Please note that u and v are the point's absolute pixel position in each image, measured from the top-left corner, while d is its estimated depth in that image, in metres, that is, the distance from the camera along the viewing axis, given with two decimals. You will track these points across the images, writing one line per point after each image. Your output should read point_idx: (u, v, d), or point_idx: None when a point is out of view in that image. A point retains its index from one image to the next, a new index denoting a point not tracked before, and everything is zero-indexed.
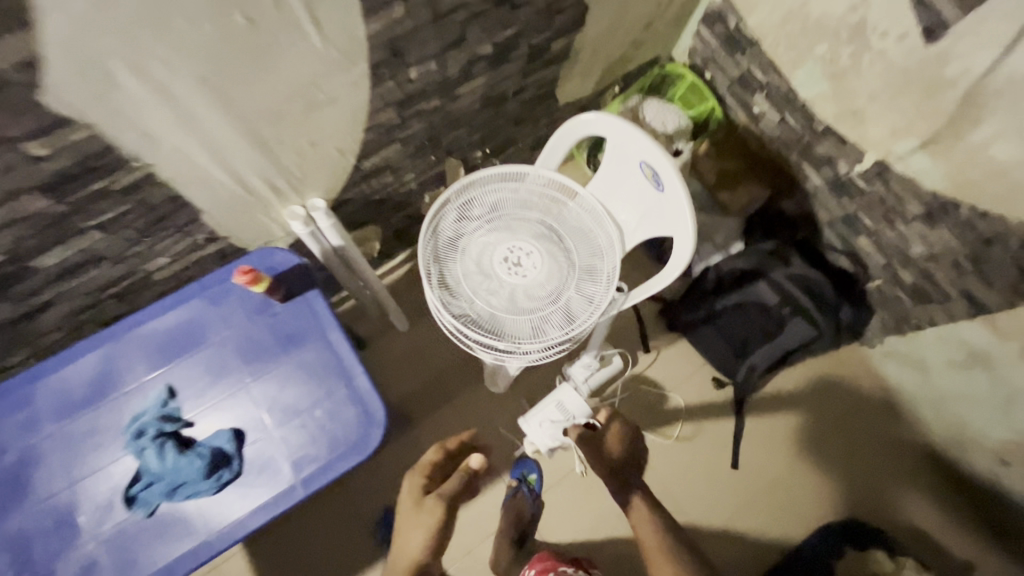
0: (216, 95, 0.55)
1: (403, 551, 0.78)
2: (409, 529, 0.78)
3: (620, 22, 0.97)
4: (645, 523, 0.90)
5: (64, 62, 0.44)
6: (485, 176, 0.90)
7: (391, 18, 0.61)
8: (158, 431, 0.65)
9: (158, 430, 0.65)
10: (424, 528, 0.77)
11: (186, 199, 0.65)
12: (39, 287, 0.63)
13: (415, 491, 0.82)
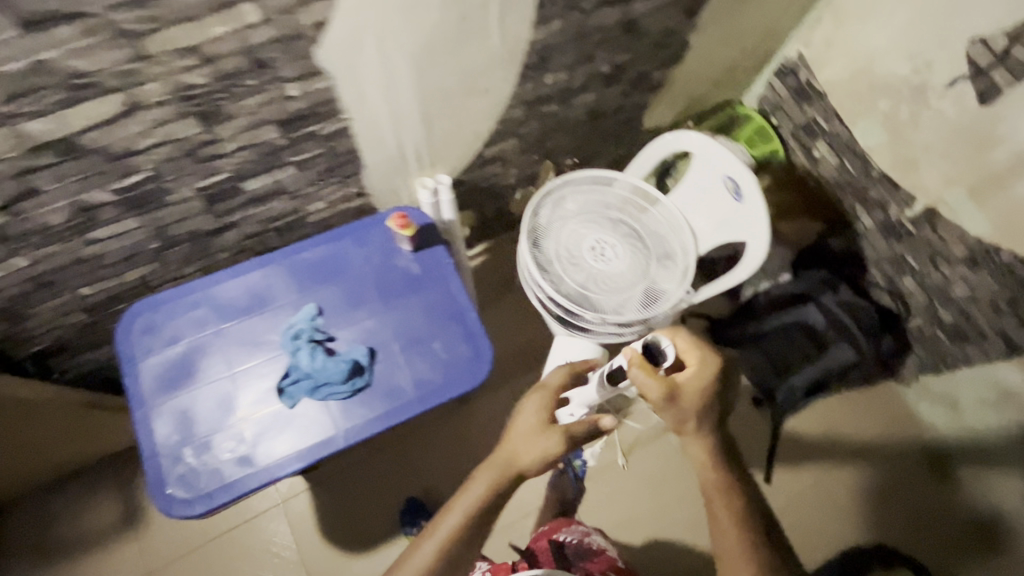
0: (417, 70, 0.70)
1: (506, 463, 0.71)
2: (526, 446, 0.72)
3: (708, 63, 1.12)
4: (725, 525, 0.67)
5: (339, 28, 0.59)
6: (582, 176, 1.04)
7: (550, 30, 0.76)
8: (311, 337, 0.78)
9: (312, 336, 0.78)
10: (546, 449, 0.72)
11: (358, 154, 0.80)
12: (232, 209, 0.77)
13: (540, 413, 0.77)
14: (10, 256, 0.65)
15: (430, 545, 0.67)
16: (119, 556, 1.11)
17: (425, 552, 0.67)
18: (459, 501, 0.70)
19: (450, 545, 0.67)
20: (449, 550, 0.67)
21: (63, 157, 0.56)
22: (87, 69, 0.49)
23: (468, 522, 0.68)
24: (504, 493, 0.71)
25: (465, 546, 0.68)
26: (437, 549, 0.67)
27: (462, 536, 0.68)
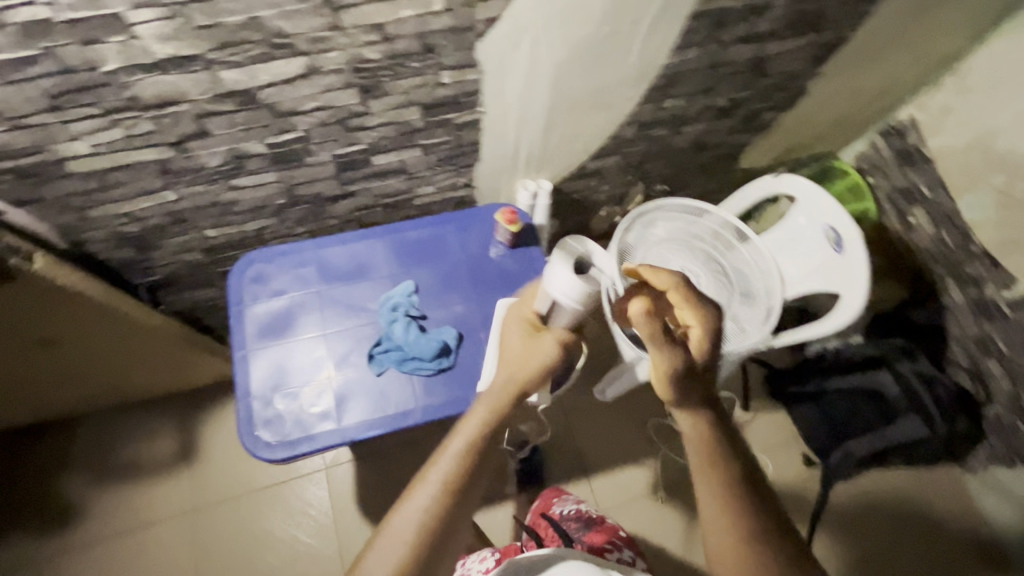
0: (556, 78, 0.73)
1: (510, 378, 0.58)
2: (529, 360, 0.59)
3: (818, 113, 1.12)
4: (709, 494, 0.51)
5: (506, 26, 0.62)
6: (678, 203, 1.04)
7: (685, 57, 0.79)
8: (406, 312, 0.81)
9: (407, 310, 0.80)
10: (545, 359, 0.59)
11: (479, 146, 0.83)
12: (355, 179, 0.81)
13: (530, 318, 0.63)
14: (163, 189, 0.70)
15: (431, 488, 0.52)
16: (170, 490, 1.16)
17: (422, 500, 0.52)
18: (455, 433, 0.55)
19: (454, 487, 0.52)
20: (454, 492, 0.52)
21: (240, 106, 0.61)
22: (288, 30, 0.54)
23: (471, 457, 0.54)
24: (516, 408, 0.58)
25: (470, 489, 0.53)
26: (438, 494, 0.52)
27: (467, 475, 0.53)
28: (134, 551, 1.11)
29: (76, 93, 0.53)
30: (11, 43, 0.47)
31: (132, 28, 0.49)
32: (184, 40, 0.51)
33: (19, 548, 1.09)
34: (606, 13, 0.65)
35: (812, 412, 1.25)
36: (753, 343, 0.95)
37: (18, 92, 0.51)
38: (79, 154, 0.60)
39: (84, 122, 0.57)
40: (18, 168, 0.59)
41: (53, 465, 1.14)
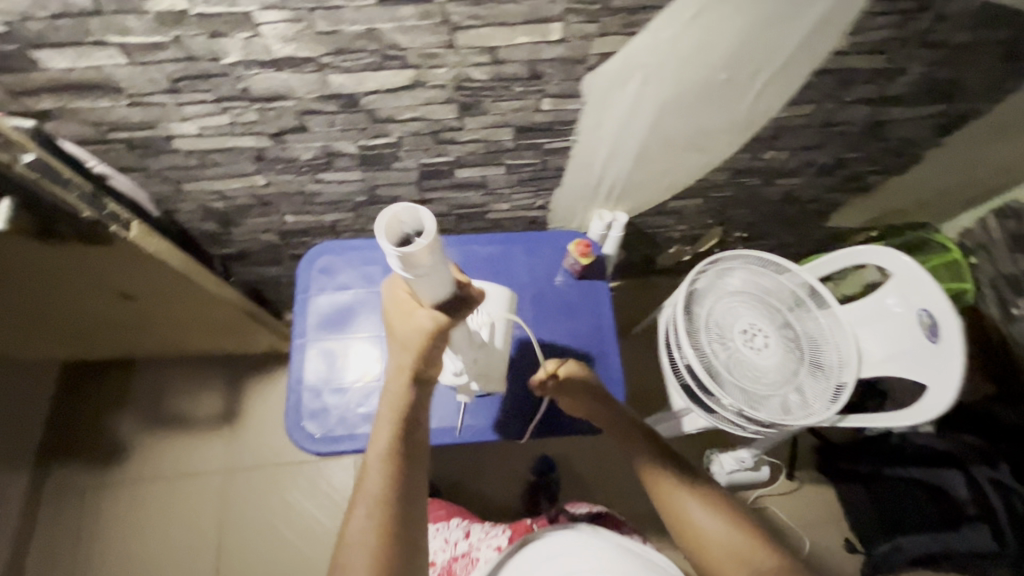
0: (658, 118, 0.70)
1: (398, 378, 0.59)
2: (406, 356, 0.58)
3: (928, 183, 1.03)
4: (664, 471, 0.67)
5: (618, 62, 0.60)
6: (755, 255, 0.99)
7: (797, 112, 0.74)
8: None
9: None
10: (419, 337, 0.55)
11: (563, 172, 0.81)
12: (435, 187, 0.81)
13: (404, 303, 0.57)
14: (254, 174, 0.72)
15: (366, 503, 0.55)
16: (208, 448, 1.20)
17: (364, 519, 0.54)
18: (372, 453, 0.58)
19: (387, 500, 0.55)
20: (389, 501, 0.55)
21: (341, 108, 0.61)
22: (403, 44, 0.53)
23: (396, 467, 0.57)
24: (413, 404, 0.59)
25: (402, 491, 0.56)
26: (373, 508, 0.55)
27: (396, 484, 0.56)
28: (168, 500, 1.16)
29: (195, 79, 0.55)
30: (146, 29, 0.48)
31: (258, 27, 0.49)
32: (303, 43, 0.52)
33: (69, 475, 1.15)
34: (725, 61, 0.62)
35: (862, 494, 1.18)
36: (814, 420, 0.89)
37: (144, 73, 0.53)
38: (186, 133, 0.62)
39: (197, 106, 0.58)
40: (130, 139, 0.62)
41: (108, 403, 1.20)
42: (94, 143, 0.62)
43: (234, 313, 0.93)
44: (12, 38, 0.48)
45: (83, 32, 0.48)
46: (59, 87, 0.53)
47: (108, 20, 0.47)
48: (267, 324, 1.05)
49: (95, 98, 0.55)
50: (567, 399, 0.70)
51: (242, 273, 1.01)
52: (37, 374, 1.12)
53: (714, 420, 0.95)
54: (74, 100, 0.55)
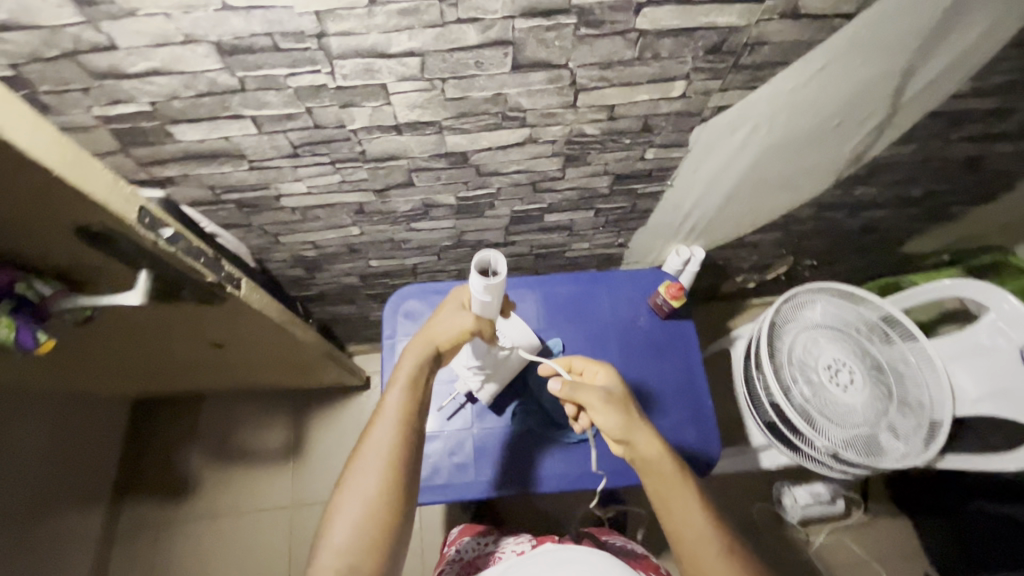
0: (759, 164, 0.69)
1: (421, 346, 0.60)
2: (442, 334, 0.60)
3: (1014, 210, 0.99)
4: (692, 509, 0.57)
5: (733, 113, 0.59)
6: (837, 287, 0.96)
7: (900, 150, 0.72)
8: None
9: None
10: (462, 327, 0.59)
11: (650, 213, 0.81)
12: (520, 231, 0.81)
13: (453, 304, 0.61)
14: (351, 225, 0.72)
15: (374, 450, 0.55)
16: (274, 481, 1.20)
17: (368, 462, 0.55)
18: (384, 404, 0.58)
19: (396, 451, 0.55)
20: (396, 453, 0.55)
21: (450, 165, 0.61)
22: (525, 106, 0.53)
23: (408, 421, 0.57)
24: (431, 373, 0.61)
25: (412, 447, 0.57)
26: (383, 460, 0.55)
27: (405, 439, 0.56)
28: (236, 535, 1.16)
29: (318, 144, 0.55)
30: (282, 102, 0.49)
31: (390, 96, 0.50)
32: (429, 109, 0.52)
33: (142, 510, 1.16)
34: (840, 108, 0.60)
35: (938, 528, 1.09)
36: (910, 461, 0.86)
37: (270, 141, 0.54)
38: (296, 192, 0.63)
39: (312, 168, 0.59)
40: (241, 199, 0.63)
41: (179, 438, 1.22)
42: (206, 203, 0.63)
43: (314, 354, 0.94)
44: (154, 115, 0.49)
45: (222, 107, 0.48)
46: (189, 156, 0.54)
47: (248, 96, 0.48)
48: (339, 361, 1.05)
49: (218, 164, 0.56)
50: (598, 415, 0.60)
51: (316, 312, 1.02)
52: (113, 410, 1.14)
53: (800, 459, 0.92)
54: (199, 167, 0.56)
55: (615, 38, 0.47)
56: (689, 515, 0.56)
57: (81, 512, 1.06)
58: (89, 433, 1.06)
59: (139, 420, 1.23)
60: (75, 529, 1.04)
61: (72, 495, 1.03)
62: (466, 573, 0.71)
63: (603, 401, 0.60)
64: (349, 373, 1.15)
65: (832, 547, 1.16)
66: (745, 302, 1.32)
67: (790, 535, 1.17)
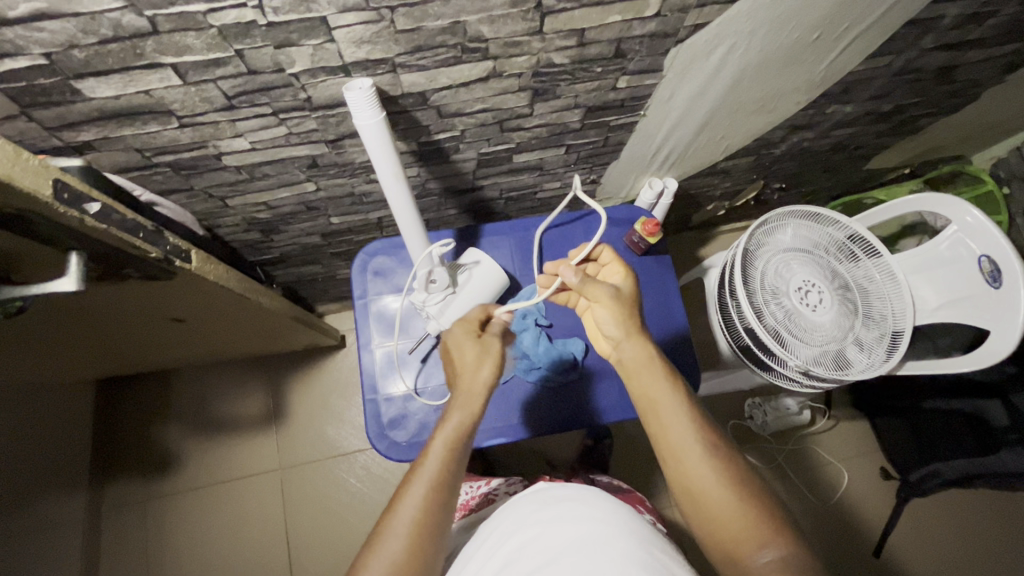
0: (734, 87, 0.66)
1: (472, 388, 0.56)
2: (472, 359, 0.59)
3: (977, 118, 1.00)
4: (678, 413, 0.54)
5: (710, 31, 0.54)
6: (807, 208, 0.97)
7: (874, 64, 0.70)
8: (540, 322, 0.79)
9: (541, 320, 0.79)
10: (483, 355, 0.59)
11: (622, 146, 0.77)
12: (489, 174, 0.76)
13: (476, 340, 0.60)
14: (306, 181, 0.66)
15: (421, 487, 0.50)
16: (259, 448, 1.19)
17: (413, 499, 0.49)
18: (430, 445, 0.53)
19: (441, 484, 0.50)
20: (439, 485, 0.50)
21: (409, 108, 0.56)
22: (486, 35, 0.48)
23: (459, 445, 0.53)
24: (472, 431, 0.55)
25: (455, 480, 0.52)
26: (428, 490, 0.50)
27: (453, 469, 0.52)
28: (229, 501, 1.15)
29: (255, 93, 0.49)
30: (206, 46, 0.42)
31: (333, 31, 0.43)
32: (379, 44, 0.46)
33: (126, 488, 1.14)
34: (819, 19, 0.57)
35: (896, 427, 1.17)
36: (874, 371, 0.90)
37: (199, 93, 0.47)
38: (238, 149, 0.56)
39: (253, 120, 0.52)
40: (176, 162, 0.56)
41: (153, 414, 1.19)
42: (135, 166, 0.56)
43: (284, 319, 0.90)
44: (53, 69, 0.41)
45: (134, 55, 0.41)
46: (105, 115, 0.47)
47: (164, 40, 0.41)
48: (311, 325, 1.02)
49: (142, 123, 0.49)
50: (600, 306, 0.61)
51: (279, 276, 0.97)
52: (75, 393, 1.08)
53: (772, 378, 0.96)
54: (120, 127, 0.49)
55: None
56: (675, 418, 0.54)
57: (61, 496, 1.03)
58: (54, 418, 1.01)
59: (107, 399, 1.18)
60: (59, 512, 1.01)
61: (48, 481, 0.99)
62: (459, 514, 0.74)
63: (609, 297, 0.61)
64: (323, 334, 1.12)
65: (800, 454, 1.24)
66: (715, 230, 1.33)
67: (764, 447, 1.24)
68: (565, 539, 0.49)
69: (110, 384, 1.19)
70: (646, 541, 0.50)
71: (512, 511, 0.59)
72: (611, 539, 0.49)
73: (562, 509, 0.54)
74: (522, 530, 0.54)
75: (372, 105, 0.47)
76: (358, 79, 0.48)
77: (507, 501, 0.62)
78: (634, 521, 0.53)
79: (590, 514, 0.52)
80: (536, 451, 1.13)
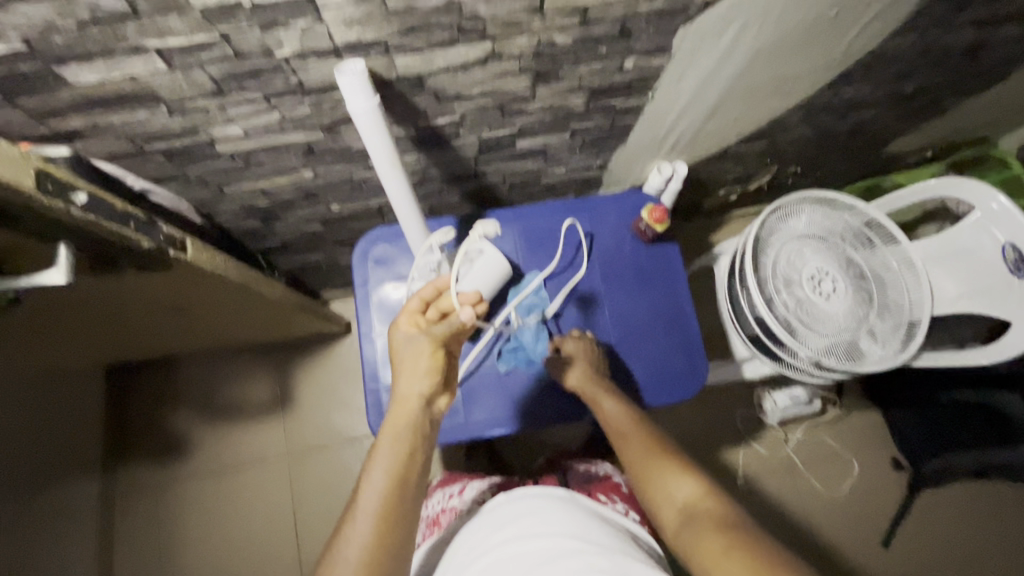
0: (747, 68, 0.63)
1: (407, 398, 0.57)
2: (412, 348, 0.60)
3: (1006, 98, 0.95)
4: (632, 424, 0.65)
5: (722, 9, 0.52)
6: (823, 195, 0.93)
7: (897, 42, 0.66)
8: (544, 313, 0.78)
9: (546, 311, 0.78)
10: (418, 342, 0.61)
11: (629, 130, 0.74)
12: (491, 160, 0.74)
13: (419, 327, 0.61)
14: (302, 168, 0.65)
15: (367, 519, 0.50)
16: (266, 433, 1.20)
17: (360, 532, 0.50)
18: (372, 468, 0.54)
19: (384, 514, 0.51)
20: (387, 516, 0.51)
21: (405, 92, 0.54)
22: (484, 14, 0.45)
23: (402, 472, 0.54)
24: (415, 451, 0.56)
25: (404, 510, 0.52)
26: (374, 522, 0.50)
27: (396, 497, 0.52)
28: (239, 485, 1.17)
29: (244, 78, 0.47)
30: (190, 29, 0.40)
31: (321, 11, 0.41)
32: (371, 25, 0.44)
33: (138, 471, 1.16)
34: None
35: (910, 421, 1.13)
36: (886, 363, 0.88)
37: (186, 78, 0.45)
38: (231, 136, 0.55)
39: (244, 106, 0.51)
40: (169, 149, 0.55)
41: (163, 400, 1.20)
42: (127, 154, 0.55)
43: (286, 307, 0.89)
44: (34, 55, 0.40)
45: (116, 39, 0.40)
46: (92, 102, 0.46)
47: (145, 23, 0.39)
48: (315, 312, 1.01)
49: (131, 110, 0.48)
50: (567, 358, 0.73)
51: (281, 263, 0.96)
52: (86, 379, 1.09)
53: (782, 369, 0.94)
54: (108, 114, 0.48)
55: None
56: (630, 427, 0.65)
57: (75, 480, 1.05)
58: (65, 404, 1.02)
59: (118, 385, 1.19)
60: (72, 495, 1.03)
61: (62, 465, 1.01)
62: (433, 531, 0.69)
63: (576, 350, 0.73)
64: (327, 321, 1.11)
65: (809, 445, 1.22)
66: (726, 215, 1.29)
67: (773, 437, 1.22)
68: (529, 557, 0.50)
69: (120, 370, 1.20)
70: (616, 547, 0.51)
71: (475, 533, 0.59)
72: (582, 548, 0.50)
73: (522, 526, 0.55)
74: (491, 549, 0.54)
75: (366, 90, 0.46)
76: (349, 62, 0.46)
77: (465, 526, 0.63)
78: (593, 528, 0.54)
79: (551, 528, 0.53)
80: (541, 440, 1.13)
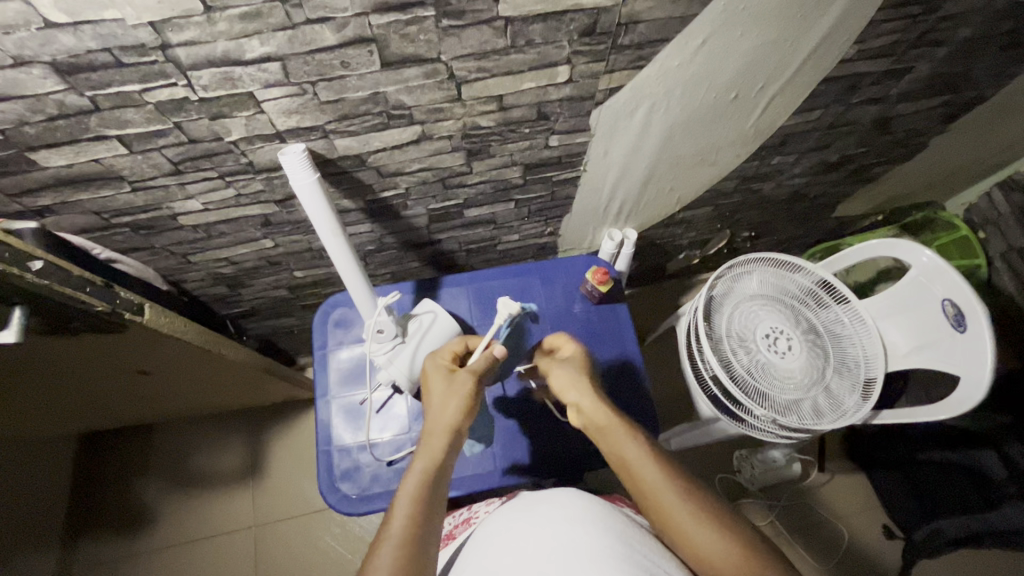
0: (668, 142, 0.69)
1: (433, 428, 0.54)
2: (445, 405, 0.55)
3: (933, 165, 1.01)
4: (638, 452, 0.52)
5: (628, 92, 0.58)
6: (772, 256, 0.97)
7: (805, 117, 0.73)
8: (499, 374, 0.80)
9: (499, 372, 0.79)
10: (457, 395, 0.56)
11: (572, 200, 0.80)
12: (444, 229, 0.80)
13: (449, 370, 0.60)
14: (262, 238, 0.70)
15: (392, 544, 0.44)
16: (233, 504, 1.18)
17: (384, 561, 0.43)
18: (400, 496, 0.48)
19: (411, 539, 0.45)
20: (414, 543, 0.45)
21: (349, 169, 0.60)
22: (408, 103, 0.52)
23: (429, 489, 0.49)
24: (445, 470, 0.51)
25: (430, 541, 0.46)
26: (398, 549, 0.44)
27: (423, 517, 0.47)
28: (199, 560, 1.13)
29: (199, 159, 0.53)
30: (146, 119, 0.47)
31: (262, 104, 0.48)
32: (308, 114, 0.50)
33: (97, 547, 1.12)
34: (734, 79, 0.60)
35: (889, 480, 1.11)
36: (850, 421, 0.87)
37: (146, 160, 0.52)
38: (191, 210, 0.61)
39: (201, 183, 0.57)
40: (134, 222, 0.61)
41: (132, 470, 1.19)
42: (96, 227, 0.60)
43: (252, 371, 0.92)
44: (9, 144, 0.46)
45: (81, 129, 0.46)
46: (61, 182, 0.52)
47: (106, 116, 0.45)
48: (285, 377, 1.03)
49: (97, 189, 0.54)
50: (562, 379, 0.60)
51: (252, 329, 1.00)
52: (55, 449, 1.09)
53: (746, 429, 0.93)
54: (76, 193, 0.54)
55: (482, 28, 0.45)
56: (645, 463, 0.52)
57: (30, 555, 1.02)
58: (30, 473, 1.02)
59: (89, 455, 1.19)
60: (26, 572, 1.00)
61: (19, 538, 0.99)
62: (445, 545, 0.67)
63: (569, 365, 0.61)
64: (299, 386, 1.13)
65: (795, 510, 1.16)
66: (692, 278, 1.34)
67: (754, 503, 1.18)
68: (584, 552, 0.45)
69: (93, 439, 1.20)
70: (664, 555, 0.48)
71: (505, 528, 0.53)
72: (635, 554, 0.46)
73: (568, 522, 0.49)
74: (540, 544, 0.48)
75: (305, 167, 0.50)
76: (292, 144, 0.53)
77: (482, 530, 0.56)
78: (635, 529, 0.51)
79: (601, 526, 0.49)
80: None
